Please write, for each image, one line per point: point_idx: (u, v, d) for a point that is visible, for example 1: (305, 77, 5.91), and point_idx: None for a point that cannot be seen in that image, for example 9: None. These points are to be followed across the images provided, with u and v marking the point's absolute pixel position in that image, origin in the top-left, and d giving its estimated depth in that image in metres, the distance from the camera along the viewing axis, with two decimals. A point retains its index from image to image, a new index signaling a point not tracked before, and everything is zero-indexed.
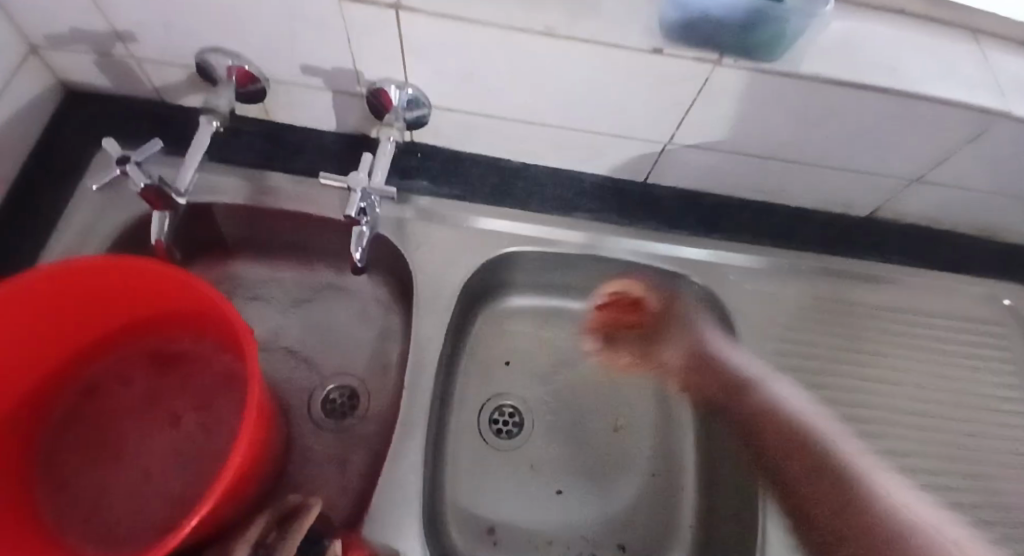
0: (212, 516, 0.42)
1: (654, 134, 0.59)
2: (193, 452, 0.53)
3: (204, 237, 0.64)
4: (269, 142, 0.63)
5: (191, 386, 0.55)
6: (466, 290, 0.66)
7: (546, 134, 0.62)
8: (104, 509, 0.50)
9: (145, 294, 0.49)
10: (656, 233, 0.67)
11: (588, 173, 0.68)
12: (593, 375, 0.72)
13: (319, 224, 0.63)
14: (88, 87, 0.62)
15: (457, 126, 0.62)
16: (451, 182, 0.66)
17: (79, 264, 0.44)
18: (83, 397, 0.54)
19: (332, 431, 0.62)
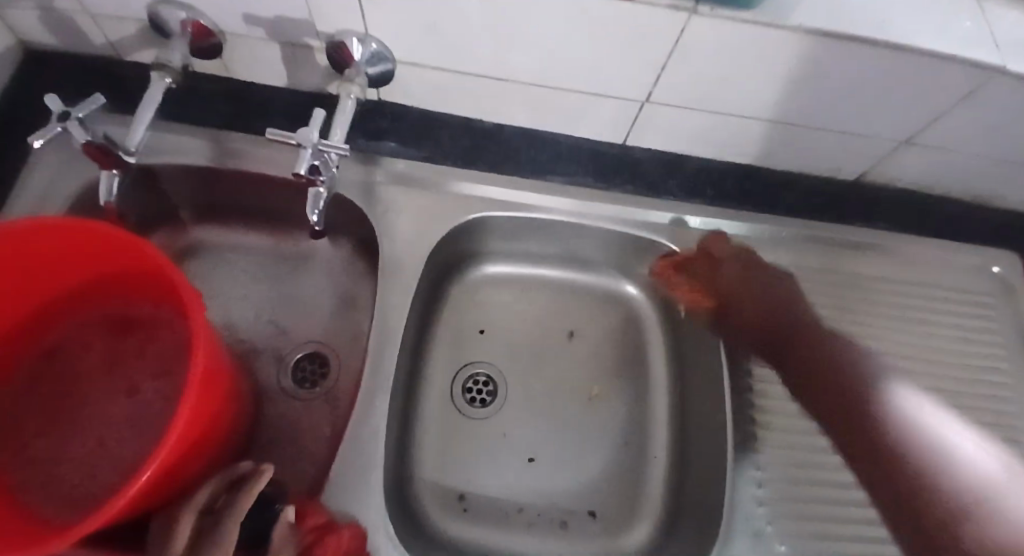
0: (161, 480, 0.41)
1: (631, 92, 0.57)
2: (150, 421, 0.51)
3: (167, 200, 0.62)
4: (231, 101, 0.61)
5: (148, 353, 0.53)
6: (436, 256, 0.65)
7: (517, 91, 0.59)
8: (57, 475, 0.49)
9: (99, 256, 0.47)
10: (635, 198, 0.65)
11: (564, 134, 0.65)
12: (570, 344, 0.71)
13: (285, 187, 0.61)
14: (43, 46, 0.59)
15: (425, 84, 0.60)
16: (420, 142, 0.64)
17: (36, 221, 0.42)
18: (43, 363, 0.52)
19: (299, 400, 0.61)
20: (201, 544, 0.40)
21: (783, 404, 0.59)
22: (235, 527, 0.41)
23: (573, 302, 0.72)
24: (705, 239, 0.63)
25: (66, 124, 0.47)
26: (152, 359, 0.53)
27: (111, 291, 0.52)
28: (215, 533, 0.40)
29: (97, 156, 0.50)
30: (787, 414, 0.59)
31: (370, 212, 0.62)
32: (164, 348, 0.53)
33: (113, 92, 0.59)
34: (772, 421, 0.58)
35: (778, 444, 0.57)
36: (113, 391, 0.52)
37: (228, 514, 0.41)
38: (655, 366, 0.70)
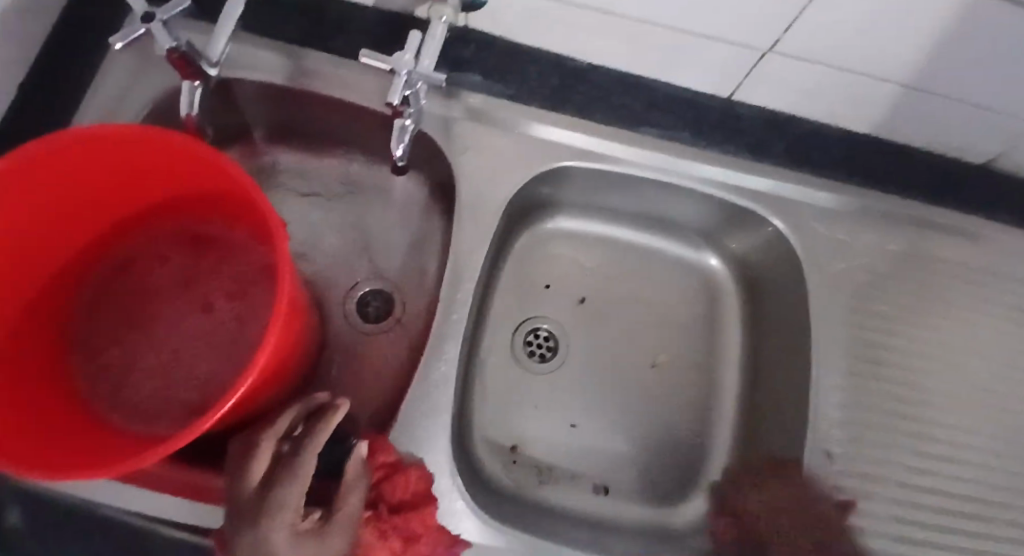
0: (240, 403, 0.40)
1: (753, 40, 0.50)
2: (229, 335, 0.51)
3: (239, 118, 0.60)
4: (309, 16, 0.57)
5: (225, 269, 0.52)
6: (515, 202, 0.62)
7: (622, 31, 0.53)
8: (137, 382, 0.49)
9: (181, 173, 0.45)
10: (736, 160, 0.60)
11: (663, 81, 0.60)
12: (639, 308, 0.68)
13: (362, 115, 0.57)
14: None
15: (522, 13, 0.54)
16: (505, 79, 0.59)
17: (100, 129, 0.39)
18: (121, 271, 0.52)
19: (364, 334, 0.60)
20: (278, 469, 0.39)
21: (868, 397, 0.55)
22: (313, 455, 0.39)
23: (646, 265, 0.69)
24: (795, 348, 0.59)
25: (151, 25, 0.44)
26: (226, 280, 0.52)
27: (187, 206, 0.50)
28: (292, 463, 0.39)
29: (179, 64, 0.46)
30: (872, 408, 0.55)
31: (448, 150, 0.58)
32: (238, 269, 0.52)
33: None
34: (856, 415, 0.55)
35: (858, 438, 0.54)
36: (188, 307, 0.51)
37: (305, 444, 0.40)
38: (727, 338, 0.67)
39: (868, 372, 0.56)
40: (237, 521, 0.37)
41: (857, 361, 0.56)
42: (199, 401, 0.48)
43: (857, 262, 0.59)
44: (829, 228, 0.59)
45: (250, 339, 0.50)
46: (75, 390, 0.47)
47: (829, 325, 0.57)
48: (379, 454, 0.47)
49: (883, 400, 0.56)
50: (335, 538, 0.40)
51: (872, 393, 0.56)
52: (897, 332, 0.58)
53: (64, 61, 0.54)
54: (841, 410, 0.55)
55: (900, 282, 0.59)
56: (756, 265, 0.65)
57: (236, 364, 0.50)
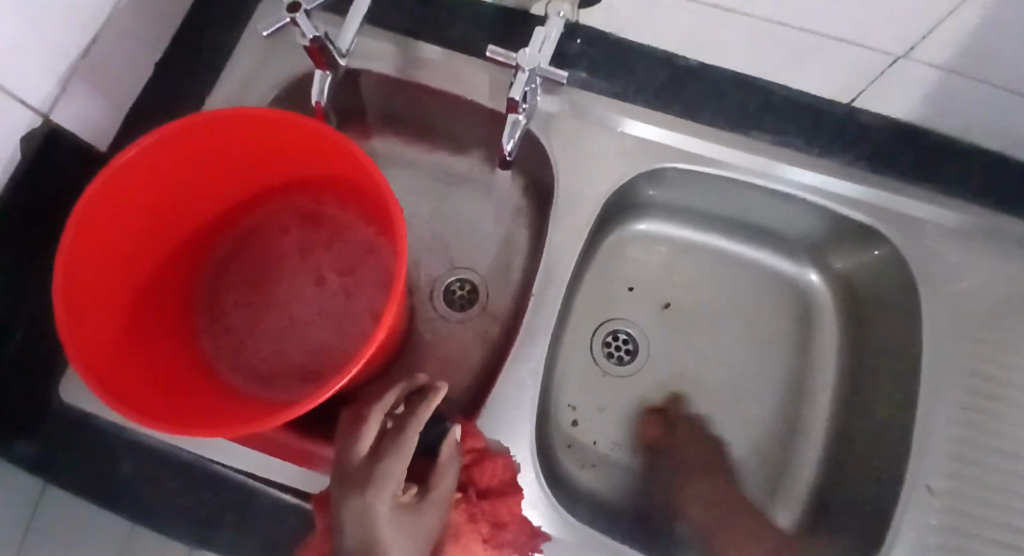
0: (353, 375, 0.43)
1: (889, 45, 0.48)
2: (335, 311, 0.53)
3: (348, 105, 0.62)
4: (424, 8, 0.59)
5: (336, 249, 0.55)
6: (612, 202, 0.61)
7: (742, 29, 0.51)
8: (251, 345, 0.53)
9: (307, 156, 0.47)
10: (850, 171, 0.57)
11: (779, 84, 0.58)
12: (729, 317, 0.66)
13: (468, 108, 0.59)
14: None
15: (638, 8, 0.53)
16: (613, 76, 0.59)
17: (237, 109, 0.41)
18: (243, 242, 0.55)
19: (451, 321, 0.62)
20: (385, 441, 0.41)
21: (980, 433, 0.52)
22: (417, 428, 0.41)
23: (737, 272, 0.67)
24: (900, 373, 0.56)
25: (296, 15, 0.45)
26: (339, 253, 0.55)
27: (307, 186, 0.52)
28: (398, 435, 0.41)
29: (314, 52, 0.48)
30: (983, 445, 0.52)
31: (549, 146, 0.58)
32: (349, 247, 0.54)
33: None
34: (963, 450, 0.52)
35: (962, 475, 0.51)
36: (302, 279, 0.55)
37: (410, 418, 0.42)
38: (820, 355, 0.65)
39: (982, 407, 0.53)
40: (345, 486, 0.39)
41: (970, 393, 0.53)
42: (309, 368, 0.52)
43: (977, 288, 0.55)
44: (946, 250, 0.56)
45: (354, 318, 0.53)
46: (201, 351, 0.51)
47: (940, 353, 0.53)
48: (468, 439, 0.48)
49: (997, 438, 0.52)
50: (431, 514, 0.41)
51: (985, 429, 0.52)
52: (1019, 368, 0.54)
53: (196, 41, 0.58)
54: (947, 443, 0.52)
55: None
56: (860, 283, 0.62)
57: (340, 338, 0.53)
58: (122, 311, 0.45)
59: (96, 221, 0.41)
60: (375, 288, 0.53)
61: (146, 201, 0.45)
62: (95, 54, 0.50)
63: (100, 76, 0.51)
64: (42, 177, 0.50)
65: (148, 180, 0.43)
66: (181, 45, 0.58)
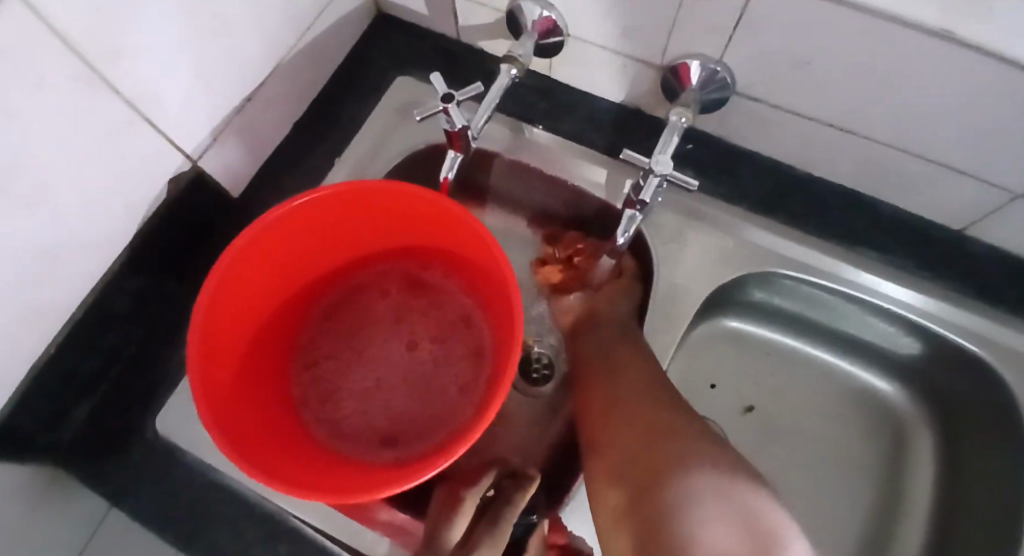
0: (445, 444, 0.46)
1: (1010, 181, 0.48)
2: (424, 376, 0.55)
3: (461, 180, 0.64)
4: (544, 99, 0.63)
5: (431, 315, 0.57)
6: (710, 299, 0.61)
7: (859, 149, 0.53)
8: (336, 401, 0.54)
9: (430, 231, 0.50)
10: (960, 298, 0.56)
11: (888, 203, 0.59)
12: (814, 428, 0.64)
13: (571, 192, 0.61)
14: (399, 16, 0.65)
15: (756, 119, 0.55)
16: (720, 179, 0.60)
17: (386, 184, 0.44)
18: (344, 296, 0.57)
19: (529, 396, 0.62)
20: (479, 527, 0.41)
21: None
22: (511, 520, 0.41)
23: (822, 382, 0.66)
24: (1004, 514, 0.53)
25: (448, 104, 0.47)
26: (433, 322, 0.57)
27: (419, 254, 0.55)
28: (494, 522, 0.41)
29: (453, 137, 0.51)
30: None
31: (652, 239, 0.59)
32: (444, 316, 0.57)
33: (446, 70, 0.63)
34: None
35: None
36: (395, 341, 0.57)
37: (505, 507, 0.42)
38: (910, 484, 0.62)
39: None
40: None
41: None
42: (392, 431, 0.52)
43: None
44: None
45: (442, 385, 0.54)
46: (292, 397, 0.52)
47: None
48: (553, 534, 0.47)
49: None
50: None
51: None
52: None
53: (331, 109, 0.63)
54: None
55: None
56: (964, 410, 0.60)
57: (425, 406, 0.54)
58: (238, 350, 0.47)
59: (241, 267, 0.43)
60: (466, 361, 0.55)
61: (279, 256, 0.47)
62: (246, 113, 0.54)
63: (247, 134, 0.55)
64: (178, 219, 0.53)
65: (286, 236, 0.46)
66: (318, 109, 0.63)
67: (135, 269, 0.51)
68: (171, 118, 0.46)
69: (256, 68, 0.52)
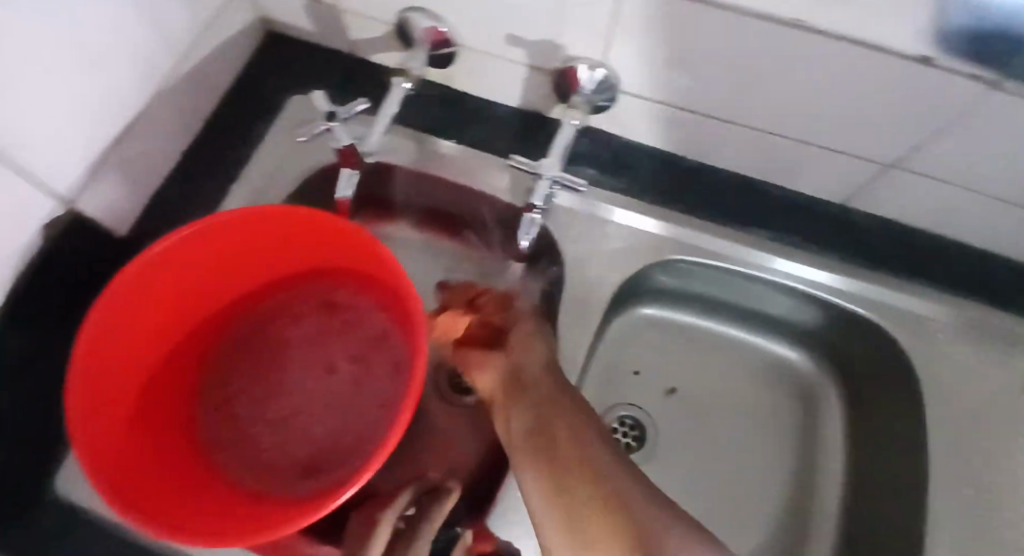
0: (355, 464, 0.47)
1: (878, 154, 0.52)
2: (342, 399, 0.55)
3: (370, 195, 0.64)
4: (446, 109, 0.63)
5: (348, 335, 0.57)
6: (619, 292, 0.63)
7: (742, 137, 0.56)
8: (252, 437, 0.54)
9: (330, 249, 0.51)
10: (849, 267, 0.60)
11: (775, 186, 0.62)
12: (733, 404, 0.67)
13: (483, 201, 0.61)
14: (287, 33, 0.64)
15: (647, 114, 0.57)
16: (621, 174, 0.62)
17: (260, 209, 0.45)
18: (255, 327, 0.57)
19: (457, 406, 0.62)
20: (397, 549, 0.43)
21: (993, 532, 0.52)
22: (429, 536, 0.43)
23: (737, 360, 0.69)
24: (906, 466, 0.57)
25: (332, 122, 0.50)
26: (350, 343, 0.57)
27: (326, 275, 0.55)
28: (413, 540, 0.43)
29: (346, 155, 0.53)
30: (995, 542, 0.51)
31: (560, 238, 0.61)
32: (361, 334, 0.57)
33: (342, 85, 0.63)
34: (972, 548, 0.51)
35: None
36: (312, 366, 0.56)
37: (423, 523, 0.44)
38: (824, 446, 0.65)
39: (990, 502, 0.53)
40: None
41: (975, 487, 0.53)
42: (312, 459, 0.53)
43: (974, 382, 0.57)
44: (941, 343, 0.58)
45: (361, 406, 0.54)
46: (202, 437, 0.53)
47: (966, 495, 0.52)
48: (478, 542, 0.47)
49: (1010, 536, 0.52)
50: None
51: (998, 526, 0.52)
52: None
53: (227, 135, 0.62)
54: (955, 541, 0.51)
55: None
56: (863, 372, 0.64)
57: (344, 430, 0.54)
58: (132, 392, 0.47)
59: (120, 309, 0.45)
60: (385, 379, 0.55)
61: (164, 295, 0.48)
62: (125, 144, 0.52)
63: (128, 168, 0.54)
64: (62, 264, 0.51)
65: (166, 274, 0.47)
66: (211, 135, 0.62)
67: (21, 323, 0.49)
68: (40, 159, 0.44)
69: (132, 96, 0.51)
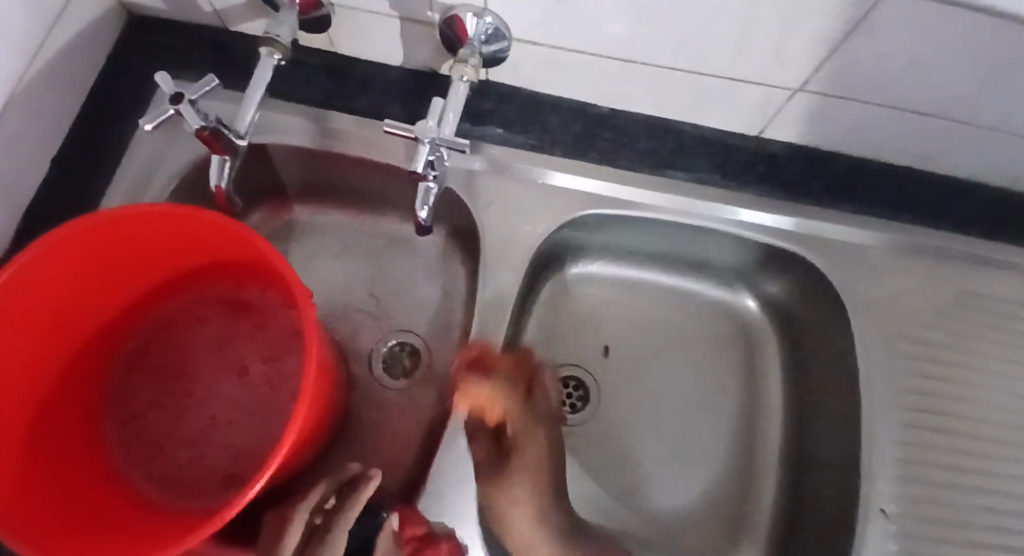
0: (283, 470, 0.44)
1: (782, 78, 0.50)
2: (257, 404, 0.51)
3: (265, 180, 0.60)
4: (334, 78, 0.58)
5: (258, 335, 0.53)
6: (541, 254, 0.61)
7: (644, 74, 0.53)
8: (166, 452, 0.51)
9: (217, 242, 0.46)
10: (770, 201, 0.58)
11: (690, 124, 0.60)
12: (677, 355, 0.65)
13: (383, 171, 0.57)
14: (153, 11, 0.59)
15: (544, 60, 0.54)
16: (528, 129, 0.59)
17: (132, 209, 0.41)
18: (159, 335, 0.54)
19: (388, 390, 0.59)
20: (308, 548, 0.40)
21: (926, 450, 0.52)
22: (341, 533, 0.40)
23: (674, 311, 0.66)
24: (842, 394, 0.56)
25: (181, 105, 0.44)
26: (261, 344, 0.53)
27: (223, 271, 0.51)
28: (324, 539, 0.40)
29: (209, 140, 0.47)
30: (931, 460, 0.52)
31: (471, 204, 0.58)
32: (273, 332, 0.53)
33: (217, 64, 0.58)
34: (911, 470, 0.52)
35: (912, 492, 0.51)
36: (222, 371, 0.53)
37: (338, 517, 0.41)
38: (768, 381, 0.64)
39: (925, 423, 0.53)
40: None
41: (911, 408, 0.53)
42: (232, 468, 0.50)
43: (900, 303, 0.56)
44: (867, 266, 0.57)
45: (282, 407, 0.51)
46: (106, 455, 0.49)
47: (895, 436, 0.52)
48: (409, 528, 0.45)
49: (945, 452, 0.53)
50: None
51: (928, 445, 0.53)
52: (951, 379, 0.55)
53: (98, 131, 0.57)
54: (893, 463, 0.52)
55: (952, 327, 0.56)
56: (798, 306, 0.62)
57: (262, 437, 0.50)
58: (23, 422, 0.43)
59: None
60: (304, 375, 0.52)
61: (43, 313, 0.44)
62: None
63: None
64: None
65: (39, 292, 0.42)
66: (83, 134, 0.57)
67: None
68: None
69: None
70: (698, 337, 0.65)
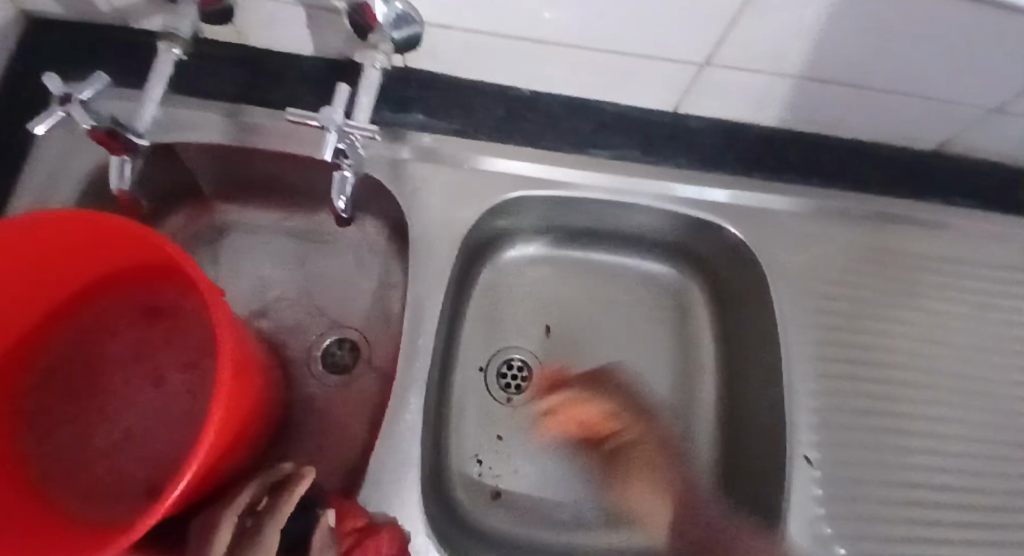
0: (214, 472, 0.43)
1: (688, 52, 0.51)
2: (180, 412, 0.51)
3: (182, 181, 0.59)
4: (246, 72, 0.57)
5: (177, 341, 0.53)
6: (472, 238, 0.61)
7: (557, 53, 0.53)
8: (87, 467, 0.49)
9: (125, 247, 0.45)
10: (690, 172, 0.60)
11: (608, 102, 0.61)
12: (614, 331, 0.66)
13: (303, 164, 0.56)
14: (48, 12, 0.57)
15: (458, 43, 0.54)
16: (450, 115, 0.59)
17: (32, 216, 0.39)
18: (73, 348, 0.52)
19: (325, 385, 0.59)
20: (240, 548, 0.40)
21: (848, 403, 0.55)
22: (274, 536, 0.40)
23: (608, 287, 0.67)
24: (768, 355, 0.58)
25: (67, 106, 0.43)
26: (179, 350, 0.53)
27: (135, 278, 0.50)
28: (255, 538, 0.40)
29: (103, 141, 0.46)
30: (854, 411, 0.55)
31: (397, 193, 0.57)
32: (191, 337, 0.53)
33: (120, 63, 0.56)
34: (835, 422, 0.54)
35: (837, 442, 0.53)
36: (140, 381, 0.52)
37: (268, 517, 0.41)
38: (703, 350, 0.66)
39: (846, 377, 0.55)
40: None
41: (833, 364, 0.56)
42: (154, 477, 0.49)
43: (817, 263, 0.59)
44: (786, 230, 0.59)
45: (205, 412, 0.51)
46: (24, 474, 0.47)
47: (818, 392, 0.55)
48: (348, 521, 0.45)
49: (866, 402, 0.55)
50: None
51: (850, 396, 0.55)
52: (867, 332, 0.57)
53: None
54: (818, 417, 0.54)
55: (868, 284, 0.59)
56: (725, 274, 0.64)
57: (184, 443, 0.50)
58: None
59: None
60: None
61: None
62: None
63: None
64: None
65: None
66: None
67: None
68: None
69: None
70: (633, 312, 0.67)
